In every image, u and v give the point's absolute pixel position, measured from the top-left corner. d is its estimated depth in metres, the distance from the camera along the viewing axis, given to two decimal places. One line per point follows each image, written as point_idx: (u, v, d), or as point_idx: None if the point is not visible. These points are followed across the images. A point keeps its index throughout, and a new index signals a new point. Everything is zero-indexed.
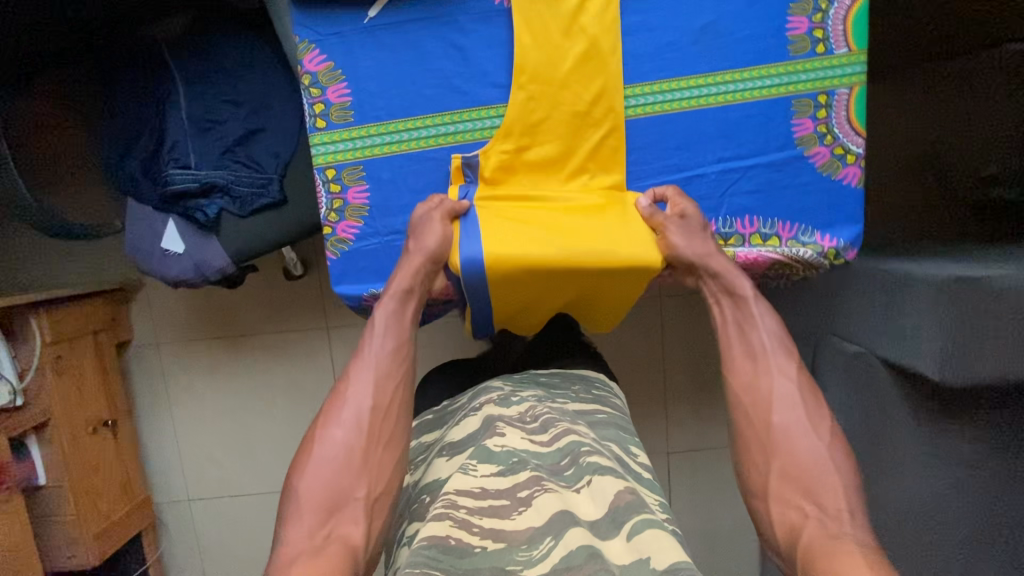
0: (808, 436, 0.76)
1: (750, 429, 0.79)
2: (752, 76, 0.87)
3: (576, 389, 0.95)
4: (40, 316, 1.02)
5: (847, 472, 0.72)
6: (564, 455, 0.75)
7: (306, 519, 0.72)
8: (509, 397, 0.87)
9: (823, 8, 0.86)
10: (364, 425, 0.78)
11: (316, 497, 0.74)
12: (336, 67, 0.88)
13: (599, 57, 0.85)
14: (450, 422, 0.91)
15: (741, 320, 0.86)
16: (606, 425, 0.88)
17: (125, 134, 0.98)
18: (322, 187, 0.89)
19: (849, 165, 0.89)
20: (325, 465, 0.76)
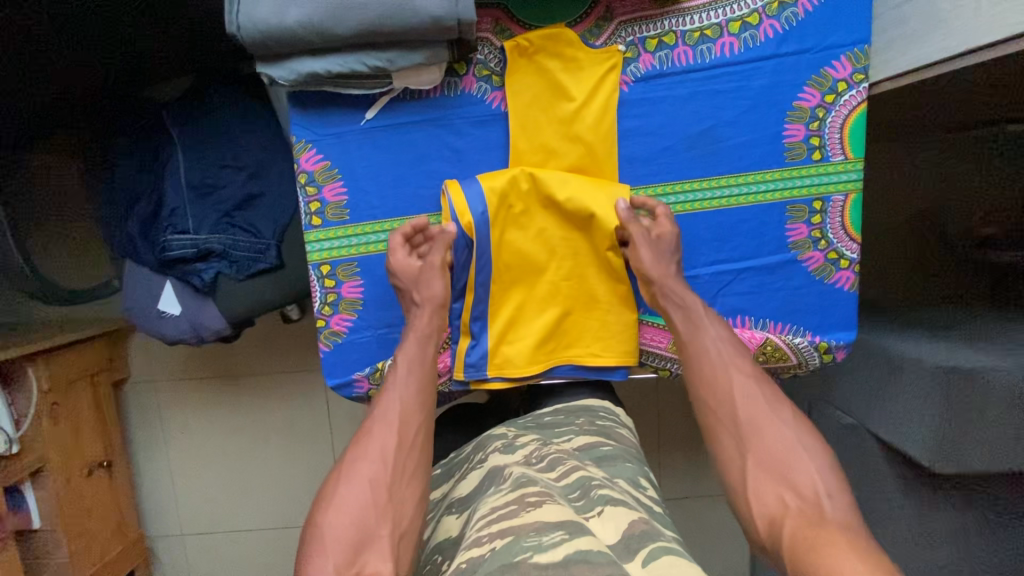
0: (776, 425, 0.65)
1: (719, 429, 0.67)
2: (763, 179, 0.72)
3: (580, 422, 0.90)
4: (38, 368, 1.16)
5: (832, 476, 0.61)
6: (575, 489, 0.71)
7: (331, 556, 0.56)
8: (514, 444, 0.84)
9: (821, 115, 0.71)
10: (391, 456, 0.62)
11: (341, 534, 0.57)
12: (335, 165, 0.70)
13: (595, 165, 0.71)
14: (456, 472, 0.86)
15: (690, 333, 0.71)
16: (615, 459, 0.81)
17: (126, 199, 0.99)
18: (316, 284, 0.72)
19: (842, 271, 0.74)
20: (350, 494, 0.60)
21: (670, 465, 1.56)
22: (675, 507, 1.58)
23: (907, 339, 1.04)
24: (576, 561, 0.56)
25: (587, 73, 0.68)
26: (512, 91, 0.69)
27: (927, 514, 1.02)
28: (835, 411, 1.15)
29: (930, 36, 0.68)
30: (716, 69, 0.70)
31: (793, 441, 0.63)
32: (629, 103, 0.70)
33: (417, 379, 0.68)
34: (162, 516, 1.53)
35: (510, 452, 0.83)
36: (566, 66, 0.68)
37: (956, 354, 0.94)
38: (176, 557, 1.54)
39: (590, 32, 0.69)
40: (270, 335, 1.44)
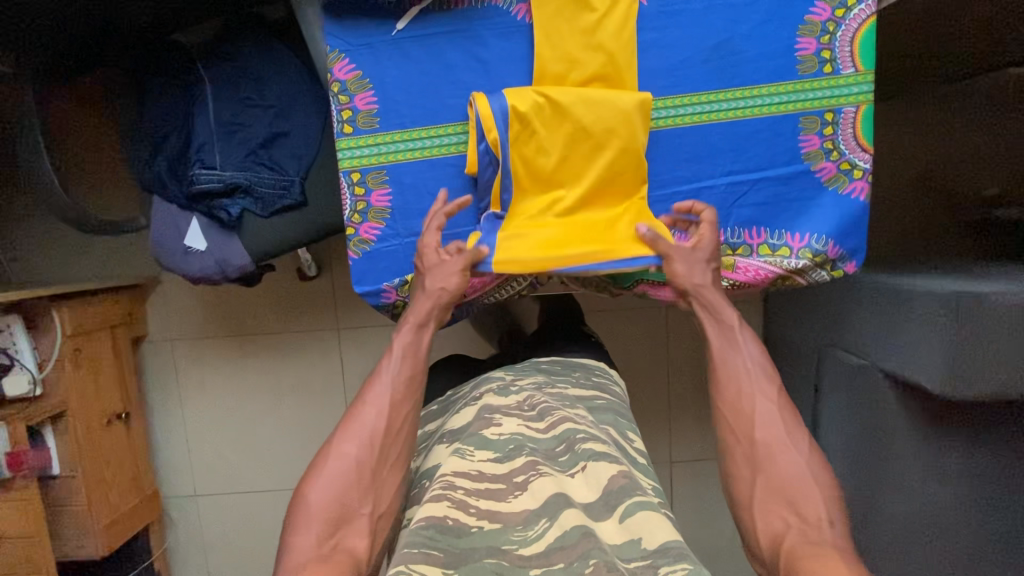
0: (789, 451, 0.64)
1: (734, 446, 0.67)
2: (777, 91, 0.75)
3: (576, 375, 0.95)
4: (62, 312, 1.19)
5: (836, 506, 0.60)
6: (560, 442, 0.73)
7: (312, 526, 0.60)
8: (508, 388, 0.87)
9: (831, 30, 0.74)
10: (376, 436, 0.66)
11: (323, 509, 0.61)
12: (366, 75, 0.73)
13: (616, 76, 0.73)
14: (452, 406, 0.90)
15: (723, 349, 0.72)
16: (604, 411, 0.86)
17: (154, 136, 1.02)
18: (346, 192, 0.75)
19: (855, 181, 0.77)
20: (332, 474, 0.63)
21: (682, 427, 1.57)
22: (688, 470, 1.59)
23: (915, 277, 1.06)
24: (557, 548, 0.59)
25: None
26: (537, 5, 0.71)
27: (941, 450, 1.02)
28: (844, 354, 1.17)
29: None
30: None
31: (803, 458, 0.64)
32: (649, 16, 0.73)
33: (409, 366, 0.70)
34: (176, 475, 1.54)
35: (504, 394, 0.86)
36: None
37: (964, 284, 0.97)
38: (188, 517, 1.55)
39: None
40: (287, 293, 1.47)
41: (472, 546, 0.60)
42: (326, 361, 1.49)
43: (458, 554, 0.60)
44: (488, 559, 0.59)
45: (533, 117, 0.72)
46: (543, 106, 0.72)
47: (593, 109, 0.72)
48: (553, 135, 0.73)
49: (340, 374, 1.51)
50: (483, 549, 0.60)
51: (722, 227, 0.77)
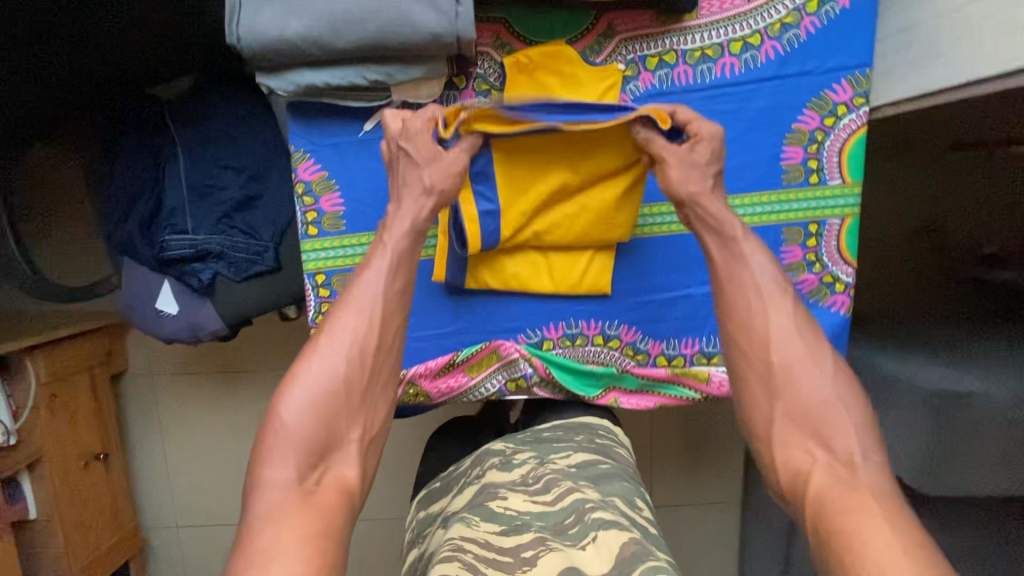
0: (812, 375, 0.62)
1: (747, 371, 0.65)
2: (759, 201, 0.72)
3: (578, 440, 0.89)
4: (36, 361, 1.17)
5: (867, 433, 0.59)
6: (569, 513, 0.71)
7: (293, 456, 0.58)
8: (511, 461, 0.85)
9: (819, 139, 0.71)
10: (367, 356, 0.63)
11: (306, 431, 0.59)
12: (332, 175, 0.70)
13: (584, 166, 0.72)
14: (454, 487, 0.87)
15: (730, 264, 0.67)
16: (609, 476, 0.81)
17: (124, 196, 1.00)
18: (310, 293, 0.73)
19: (837, 294, 0.74)
20: (314, 391, 0.61)
21: (662, 475, 1.56)
22: (667, 518, 1.59)
23: (898, 359, 1.04)
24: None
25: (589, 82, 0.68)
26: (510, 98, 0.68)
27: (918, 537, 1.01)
28: None
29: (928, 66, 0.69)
30: (717, 88, 0.70)
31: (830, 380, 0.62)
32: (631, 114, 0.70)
33: (400, 280, 0.66)
34: (158, 507, 1.55)
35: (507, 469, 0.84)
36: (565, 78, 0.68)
37: (945, 377, 0.95)
38: (169, 548, 1.56)
39: (590, 49, 0.69)
40: (267, 333, 1.45)
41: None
42: None
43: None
44: None
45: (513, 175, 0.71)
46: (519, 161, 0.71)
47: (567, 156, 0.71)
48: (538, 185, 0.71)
49: None
50: None
51: (697, 335, 0.75)
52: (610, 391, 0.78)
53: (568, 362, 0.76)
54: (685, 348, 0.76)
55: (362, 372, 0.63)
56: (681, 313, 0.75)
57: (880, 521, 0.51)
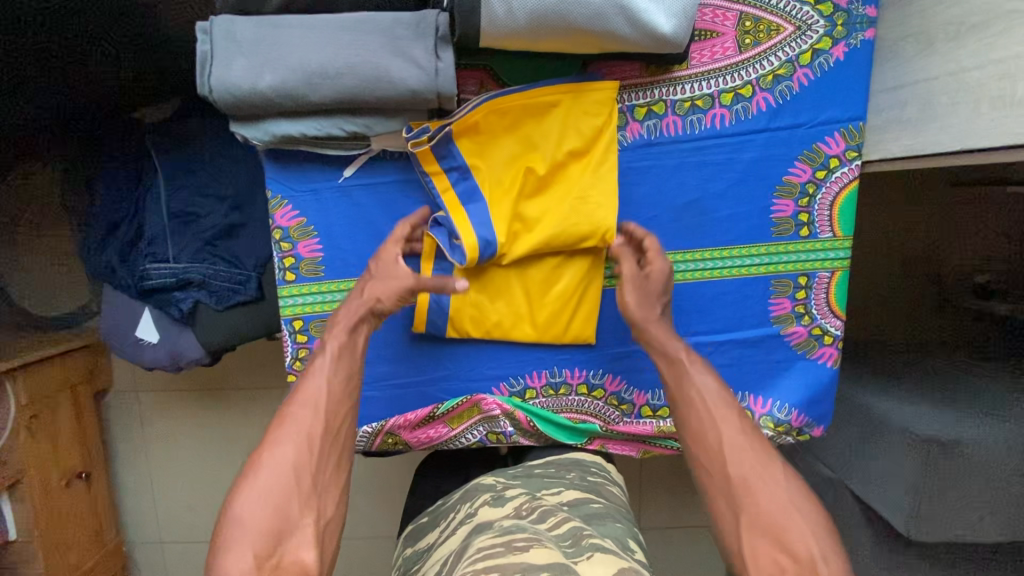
0: (772, 481, 0.57)
1: (708, 487, 0.60)
2: (748, 252, 0.71)
3: (573, 478, 0.70)
4: (16, 383, 1.15)
5: (830, 541, 0.53)
6: (566, 538, 0.57)
7: (248, 544, 0.53)
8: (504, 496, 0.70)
9: (810, 191, 0.69)
10: (314, 441, 0.60)
11: (258, 521, 0.54)
12: (310, 222, 0.68)
13: (566, 178, 0.68)
14: (442, 520, 0.80)
15: (677, 377, 0.65)
16: (610, 522, 0.63)
17: (104, 223, 0.97)
18: (288, 339, 0.71)
19: (825, 346, 0.73)
20: (269, 483, 0.56)
21: (648, 497, 1.55)
22: (651, 540, 1.58)
23: (887, 397, 1.03)
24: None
25: (554, 120, 0.67)
26: (476, 142, 0.67)
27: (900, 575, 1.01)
28: (808, 461, 1.16)
29: (926, 128, 0.70)
30: (707, 139, 0.68)
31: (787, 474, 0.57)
32: (607, 153, 0.67)
33: (344, 368, 0.66)
34: (142, 523, 1.54)
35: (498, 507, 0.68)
36: (530, 119, 0.67)
37: (936, 421, 0.94)
38: (153, 563, 1.55)
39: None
40: (254, 351, 1.44)
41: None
42: None
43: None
44: None
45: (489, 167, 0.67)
46: (491, 153, 0.67)
47: (537, 144, 0.67)
48: (519, 179, 0.67)
49: None
50: None
51: None
52: (598, 437, 0.78)
53: (550, 413, 0.75)
54: None
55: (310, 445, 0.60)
56: None
57: None
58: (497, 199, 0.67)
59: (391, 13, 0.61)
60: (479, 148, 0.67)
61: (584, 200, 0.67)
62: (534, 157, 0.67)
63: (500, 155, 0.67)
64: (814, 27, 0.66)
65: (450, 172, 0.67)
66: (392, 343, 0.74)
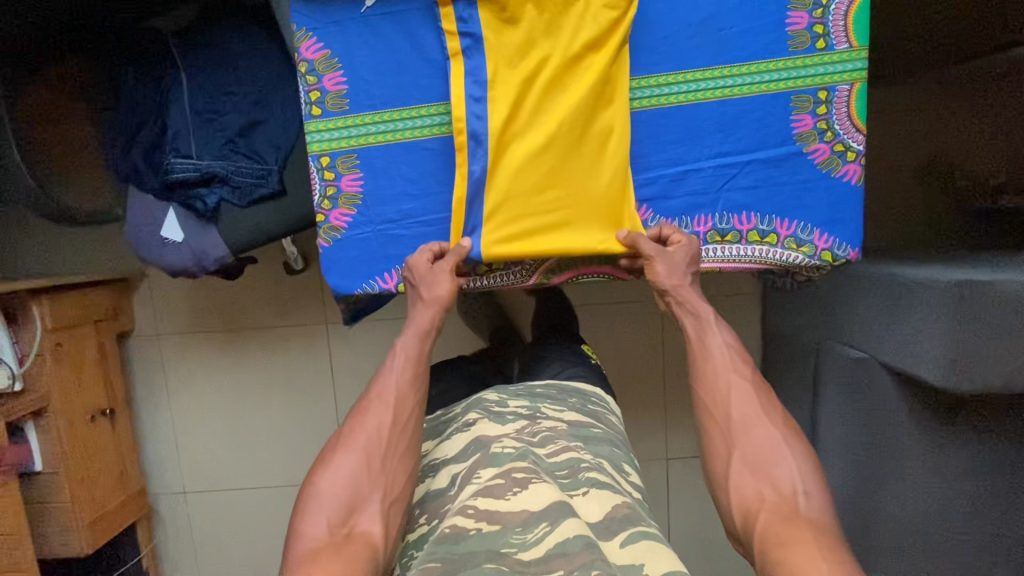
0: (763, 425, 0.72)
1: (711, 426, 0.75)
2: (765, 69, 0.71)
3: (571, 402, 0.90)
4: (42, 308, 1.17)
5: (812, 477, 0.66)
6: (563, 466, 0.71)
7: (325, 513, 0.63)
8: (502, 413, 0.82)
9: (823, 2, 0.70)
10: (384, 430, 0.70)
11: (335, 495, 0.65)
12: (334, 54, 0.70)
13: (577, 75, 0.69)
14: (442, 431, 0.84)
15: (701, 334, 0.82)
16: (600, 440, 0.80)
17: (129, 124, 1.00)
18: (315, 177, 0.72)
19: (849, 163, 0.73)
20: (346, 462, 0.67)
21: (676, 425, 1.51)
22: (681, 470, 1.52)
23: (915, 265, 1.02)
24: (556, 554, 0.58)
25: (569, 14, 0.68)
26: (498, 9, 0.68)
27: (939, 443, 0.98)
28: (839, 347, 1.13)
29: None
30: None
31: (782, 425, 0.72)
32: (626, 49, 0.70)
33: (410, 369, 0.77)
34: (164, 473, 1.52)
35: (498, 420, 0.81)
36: (552, 5, 0.68)
37: (968, 271, 0.92)
38: (176, 514, 1.53)
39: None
40: (271, 287, 1.44)
41: (471, 550, 0.59)
42: (313, 357, 1.47)
43: (459, 560, 0.58)
44: (488, 564, 0.57)
45: (503, 54, 0.68)
46: (502, 42, 0.68)
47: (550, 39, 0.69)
48: (531, 77, 0.68)
49: (327, 373, 1.48)
50: (481, 554, 0.59)
51: (709, 212, 0.74)
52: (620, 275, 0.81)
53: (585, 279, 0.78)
54: (698, 226, 0.74)
55: (380, 429, 0.70)
56: (692, 188, 0.74)
57: (814, 554, 0.56)
58: (507, 81, 0.68)
59: None
60: (494, 28, 0.68)
61: (595, 100, 0.69)
62: (546, 49, 0.69)
63: (512, 46, 0.68)
64: None
65: (464, 37, 0.68)
66: (419, 183, 0.73)
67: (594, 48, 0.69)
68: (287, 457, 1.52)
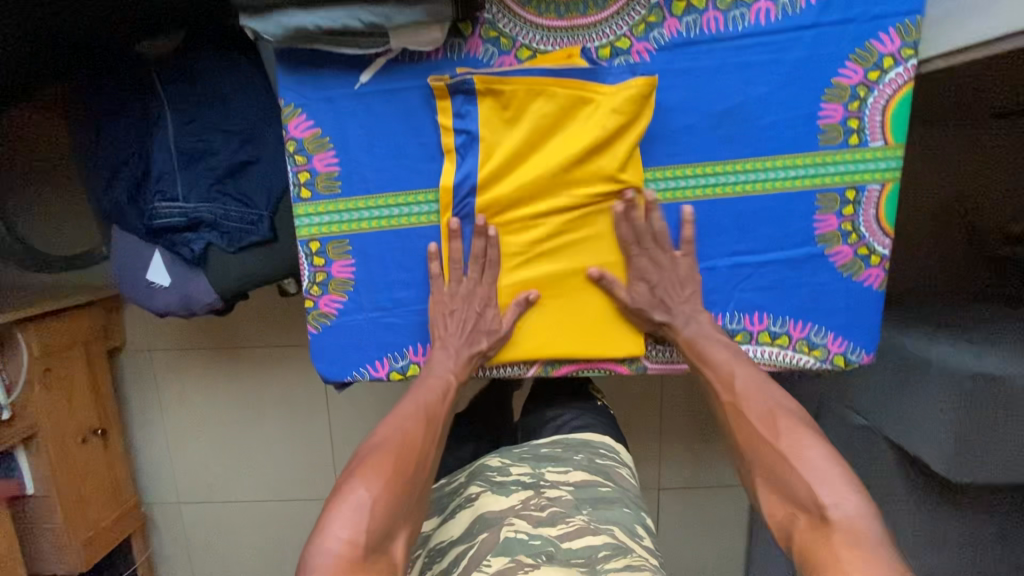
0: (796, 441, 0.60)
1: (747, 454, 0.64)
2: (792, 165, 0.66)
3: (578, 460, 0.88)
4: (29, 336, 1.14)
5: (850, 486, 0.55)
6: (581, 554, 0.68)
7: (353, 516, 0.54)
8: (506, 483, 0.81)
9: (861, 95, 0.64)
10: (413, 447, 0.62)
11: (367, 510, 0.55)
12: (326, 132, 0.65)
13: (577, 186, 0.66)
14: (445, 506, 0.83)
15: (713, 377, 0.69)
16: (609, 504, 0.79)
17: (111, 159, 0.94)
18: (304, 262, 0.68)
19: (871, 267, 0.69)
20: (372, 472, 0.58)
21: (672, 457, 1.50)
22: (674, 500, 1.53)
23: (928, 339, 0.98)
24: None
25: (577, 118, 0.64)
26: (501, 101, 0.63)
27: (936, 522, 0.97)
28: (843, 409, 1.11)
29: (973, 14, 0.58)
30: (749, 37, 0.63)
31: (779, 427, 0.62)
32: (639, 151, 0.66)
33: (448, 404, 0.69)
34: (159, 484, 1.53)
35: (502, 493, 0.80)
36: (559, 106, 0.63)
37: (982, 359, 0.89)
38: (171, 523, 1.55)
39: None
40: (265, 307, 1.40)
41: None
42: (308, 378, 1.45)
43: None
44: None
45: (498, 156, 0.65)
46: (500, 143, 0.65)
47: (551, 146, 0.65)
48: (525, 185, 0.65)
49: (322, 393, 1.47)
50: None
51: (718, 312, 0.70)
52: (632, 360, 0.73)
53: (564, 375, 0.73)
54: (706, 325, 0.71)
55: (422, 466, 0.62)
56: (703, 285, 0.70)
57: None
58: (500, 187, 0.66)
59: None
60: (492, 126, 0.64)
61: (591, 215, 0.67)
62: (546, 155, 0.65)
63: (510, 148, 0.65)
64: None
65: (461, 134, 0.65)
66: (414, 270, 0.69)
67: (599, 157, 0.65)
68: (281, 473, 1.52)
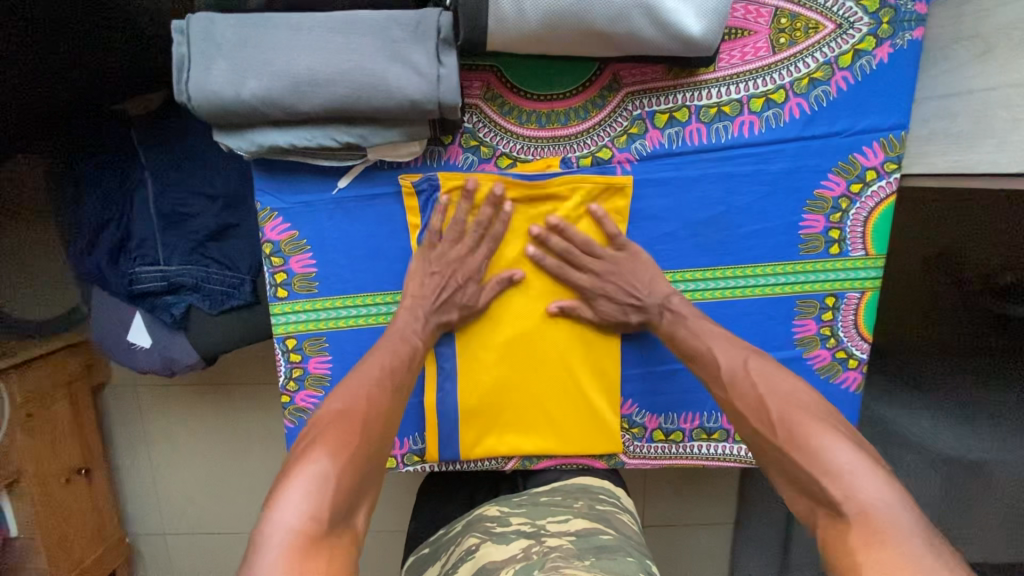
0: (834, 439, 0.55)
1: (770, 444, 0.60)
2: (770, 272, 0.73)
3: (579, 507, 0.72)
4: (9, 384, 1.14)
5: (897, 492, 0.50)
6: None
7: (306, 493, 0.51)
8: (504, 535, 0.68)
9: (842, 207, 0.71)
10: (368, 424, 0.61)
11: (317, 487, 0.52)
12: (302, 235, 0.73)
13: (548, 275, 0.75)
14: (443, 563, 0.72)
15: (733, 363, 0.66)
16: (614, 552, 0.62)
17: (91, 221, 0.93)
18: (281, 358, 0.75)
19: (849, 370, 0.74)
20: (327, 450, 0.56)
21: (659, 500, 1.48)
22: (661, 542, 1.51)
23: (914, 412, 0.98)
24: None
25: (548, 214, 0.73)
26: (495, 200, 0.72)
27: None
28: None
29: (980, 144, 0.70)
30: (731, 149, 0.70)
31: (777, 419, 0.60)
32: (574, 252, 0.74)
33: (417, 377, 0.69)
34: (144, 516, 1.53)
35: (501, 544, 0.66)
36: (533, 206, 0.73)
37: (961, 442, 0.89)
38: (156, 554, 1.55)
39: (576, 112, 0.71)
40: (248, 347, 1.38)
41: None
42: None
43: None
44: None
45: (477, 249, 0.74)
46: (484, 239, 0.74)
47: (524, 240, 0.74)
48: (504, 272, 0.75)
49: None
50: None
51: (697, 411, 0.78)
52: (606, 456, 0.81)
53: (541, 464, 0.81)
54: (685, 423, 0.78)
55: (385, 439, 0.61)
56: (683, 385, 0.78)
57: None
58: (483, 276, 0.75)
59: (388, 13, 0.63)
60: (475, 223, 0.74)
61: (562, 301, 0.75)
62: (521, 250, 0.75)
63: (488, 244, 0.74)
64: (857, 25, 0.68)
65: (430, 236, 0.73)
66: None
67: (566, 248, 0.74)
68: None
